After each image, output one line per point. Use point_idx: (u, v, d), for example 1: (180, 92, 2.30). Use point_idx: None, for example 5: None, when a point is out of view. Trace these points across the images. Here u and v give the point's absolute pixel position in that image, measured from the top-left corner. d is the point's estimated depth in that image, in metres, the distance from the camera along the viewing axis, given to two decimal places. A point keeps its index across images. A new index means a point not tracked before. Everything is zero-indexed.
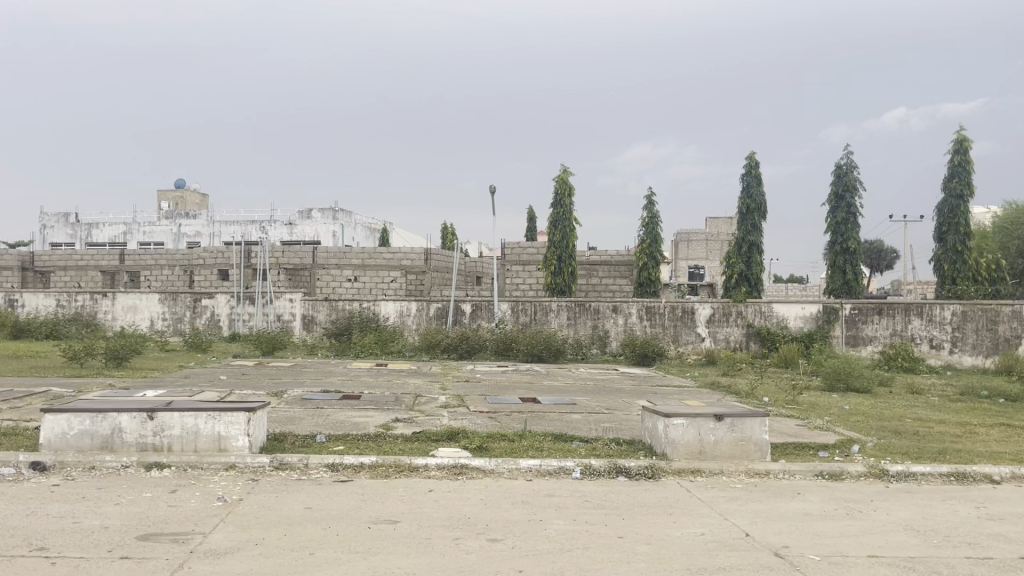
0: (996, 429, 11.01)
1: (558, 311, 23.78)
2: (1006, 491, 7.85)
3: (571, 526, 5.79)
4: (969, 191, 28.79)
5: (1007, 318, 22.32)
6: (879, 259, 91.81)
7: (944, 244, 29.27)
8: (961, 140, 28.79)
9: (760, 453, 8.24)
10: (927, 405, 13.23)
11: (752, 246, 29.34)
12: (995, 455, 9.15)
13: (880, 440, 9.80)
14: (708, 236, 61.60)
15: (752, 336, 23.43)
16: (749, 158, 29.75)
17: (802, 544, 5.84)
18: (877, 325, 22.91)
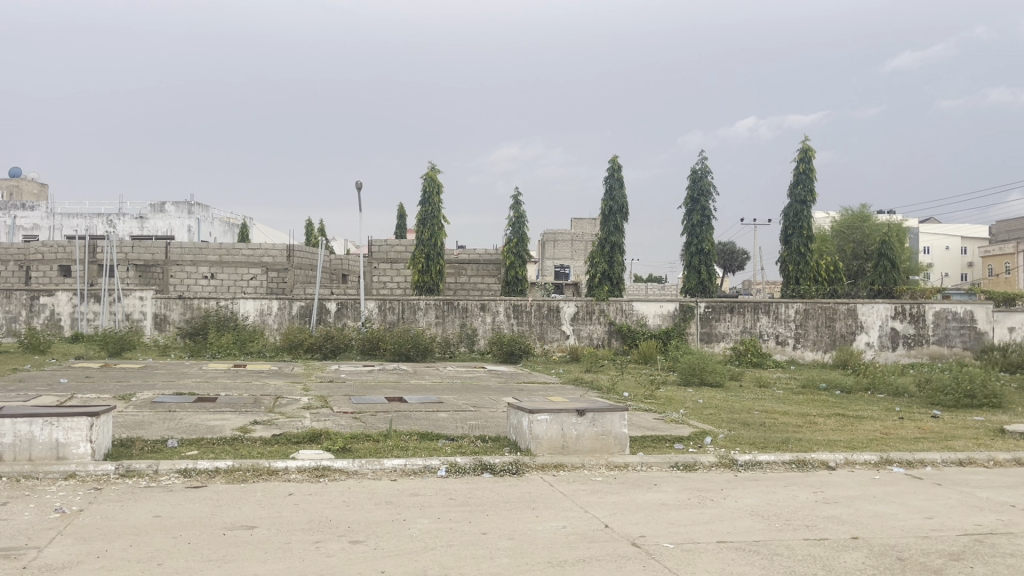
0: (832, 418, 11.87)
1: (426, 309, 23.72)
2: (841, 476, 8.49)
3: (435, 524, 5.79)
4: (811, 197, 30.96)
5: (843, 315, 24.07)
6: (732, 260, 96.96)
7: (789, 246, 31.25)
8: (805, 149, 30.91)
9: (620, 446, 8.52)
10: (773, 398, 14.09)
11: (614, 246, 30.25)
12: (831, 443, 9.88)
13: (730, 432, 10.36)
14: (573, 237, 62.99)
15: (614, 334, 24.17)
16: (613, 161, 30.65)
17: (657, 533, 6.07)
18: (729, 322, 24.12)
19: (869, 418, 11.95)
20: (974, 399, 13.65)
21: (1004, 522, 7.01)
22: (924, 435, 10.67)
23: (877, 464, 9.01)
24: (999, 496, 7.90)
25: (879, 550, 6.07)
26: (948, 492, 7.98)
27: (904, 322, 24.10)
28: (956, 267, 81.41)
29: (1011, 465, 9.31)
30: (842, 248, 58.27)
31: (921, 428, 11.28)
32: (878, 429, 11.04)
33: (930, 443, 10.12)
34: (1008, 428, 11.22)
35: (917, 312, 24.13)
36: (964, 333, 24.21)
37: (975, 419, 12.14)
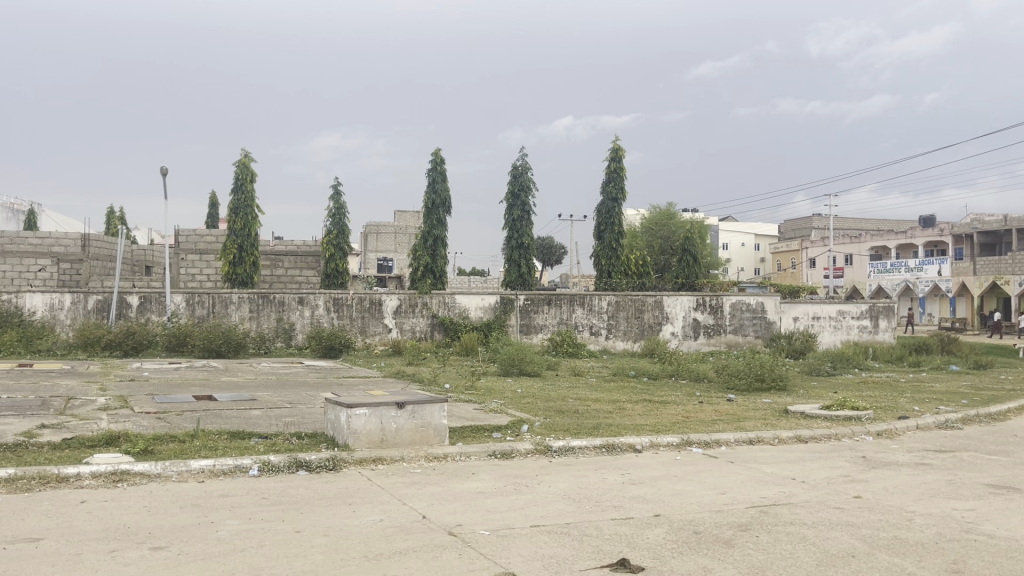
0: (640, 404, 12.60)
1: (240, 302, 22.70)
2: (646, 457, 9.04)
3: (245, 525, 5.59)
4: (622, 195, 32.65)
5: (651, 306, 25.50)
6: (550, 255, 100.11)
7: (602, 241, 32.71)
8: (617, 149, 32.50)
9: (440, 437, 8.61)
10: (587, 386, 14.72)
11: (437, 240, 30.37)
12: (638, 428, 10.48)
13: (545, 420, 10.72)
14: (396, 229, 62.50)
15: (436, 326, 24.27)
16: (436, 154, 30.70)
17: (473, 521, 6.20)
18: (547, 314, 24.92)
19: (673, 403, 12.79)
20: (764, 382, 14.93)
21: (785, 493, 7.75)
22: (720, 417, 11.57)
23: (678, 446, 9.67)
24: (782, 470, 8.72)
25: (677, 525, 6.53)
26: (739, 469, 8.70)
27: (705, 313, 25.93)
28: (750, 262, 88.57)
29: (793, 442, 10.30)
30: (651, 244, 61.81)
31: (718, 410, 12.22)
32: (680, 412, 11.86)
33: (725, 425, 10.98)
34: (791, 409, 12.41)
35: (716, 304, 26.02)
36: (756, 323, 26.40)
37: (763, 401, 13.32)
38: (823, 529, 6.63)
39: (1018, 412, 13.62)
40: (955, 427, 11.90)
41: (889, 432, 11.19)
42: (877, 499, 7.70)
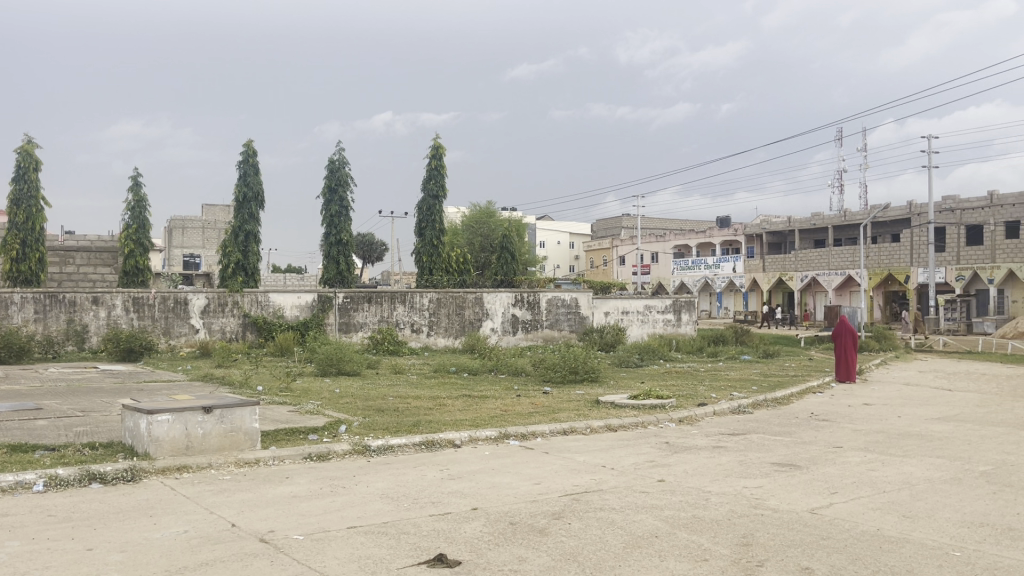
0: (459, 400, 12.71)
1: (23, 303, 20.58)
2: (465, 452, 9.14)
3: (28, 546, 5.09)
4: (443, 193, 32.85)
5: (471, 303, 25.78)
6: (370, 251, 98.87)
7: (422, 238, 32.71)
8: (437, 146, 32.64)
9: (251, 442, 8.26)
10: (406, 383, 14.65)
11: (248, 236, 29.15)
12: (458, 423, 10.58)
13: (364, 419, 10.56)
14: (204, 224, 59.24)
15: (248, 326, 23.27)
16: (247, 145, 29.38)
17: (287, 526, 6.00)
18: (367, 312, 24.57)
19: (491, 398, 13.02)
20: (578, 374, 15.52)
21: (596, 480, 8.11)
22: (536, 410, 11.90)
23: (496, 439, 9.85)
24: (593, 459, 9.11)
25: (494, 518, 6.65)
26: (554, 459, 9.00)
27: (523, 309, 26.59)
28: (565, 260, 91.81)
29: (603, 431, 10.79)
30: (471, 241, 62.54)
31: (534, 403, 12.58)
32: (499, 406, 12.08)
33: (541, 416, 11.32)
34: (602, 399, 13.00)
35: (534, 300, 26.75)
36: (571, 318, 27.41)
37: (577, 393, 13.87)
38: (630, 513, 6.99)
39: (799, 396, 15.03)
40: (746, 411, 12.98)
41: (690, 418, 11.99)
42: (678, 481, 8.22)
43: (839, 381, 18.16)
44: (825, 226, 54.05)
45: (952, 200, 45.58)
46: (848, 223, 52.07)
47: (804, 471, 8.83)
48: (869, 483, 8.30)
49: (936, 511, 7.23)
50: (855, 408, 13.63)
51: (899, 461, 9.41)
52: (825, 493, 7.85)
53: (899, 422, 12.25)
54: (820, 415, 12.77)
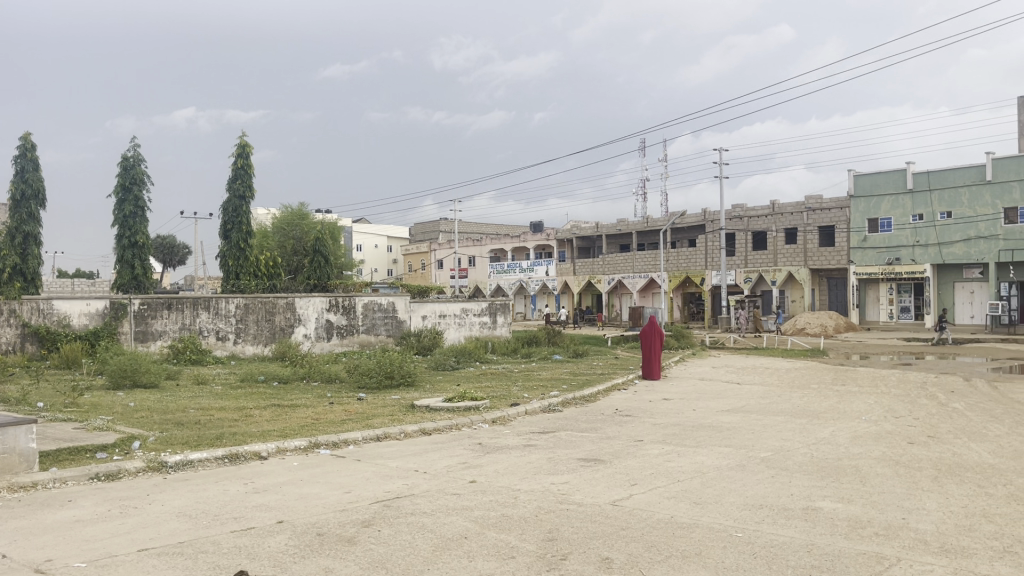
0: (268, 410, 12.21)
1: None
2: (272, 464, 8.82)
3: None
4: (250, 193, 31.59)
5: (282, 308, 24.82)
6: (172, 255, 93.18)
7: (229, 241, 31.24)
8: (244, 145, 31.32)
9: (26, 464, 7.53)
10: (208, 395, 13.89)
11: (27, 238, 26.59)
12: (265, 434, 10.19)
13: (161, 434, 9.90)
14: None
15: (29, 337, 21.25)
16: (24, 139, 26.73)
17: (66, 554, 5.52)
18: (166, 319, 23.04)
19: (302, 407, 12.62)
20: (394, 379, 15.42)
21: (408, 485, 8.08)
22: (349, 417, 11.68)
23: (306, 449, 9.57)
24: (406, 463, 9.08)
25: (301, 530, 6.45)
26: (366, 466, 8.88)
27: (337, 314, 26.00)
28: (383, 263, 90.91)
29: (417, 435, 10.78)
30: (283, 245, 60.42)
31: (347, 410, 12.33)
32: (309, 415, 11.73)
33: (354, 423, 11.12)
34: (416, 403, 12.97)
35: (348, 304, 26.25)
36: (387, 322, 27.14)
37: (392, 398, 13.78)
38: (440, 515, 7.02)
39: (605, 393, 15.76)
40: (556, 409, 13.44)
41: (503, 418, 12.23)
42: (490, 481, 8.36)
43: (644, 378, 19.19)
44: (630, 231, 57.05)
45: (739, 208, 49.43)
46: (651, 228, 55.27)
47: (608, 465, 9.27)
48: (665, 473, 8.84)
49: (722, 497, 7.81)
50: (656, 403, 14.48)
51: (692, 451, 10.10)
52: (626, 485, 8.28)
53: (693, 414, 13.15)
54: (624, 410, 13.45)
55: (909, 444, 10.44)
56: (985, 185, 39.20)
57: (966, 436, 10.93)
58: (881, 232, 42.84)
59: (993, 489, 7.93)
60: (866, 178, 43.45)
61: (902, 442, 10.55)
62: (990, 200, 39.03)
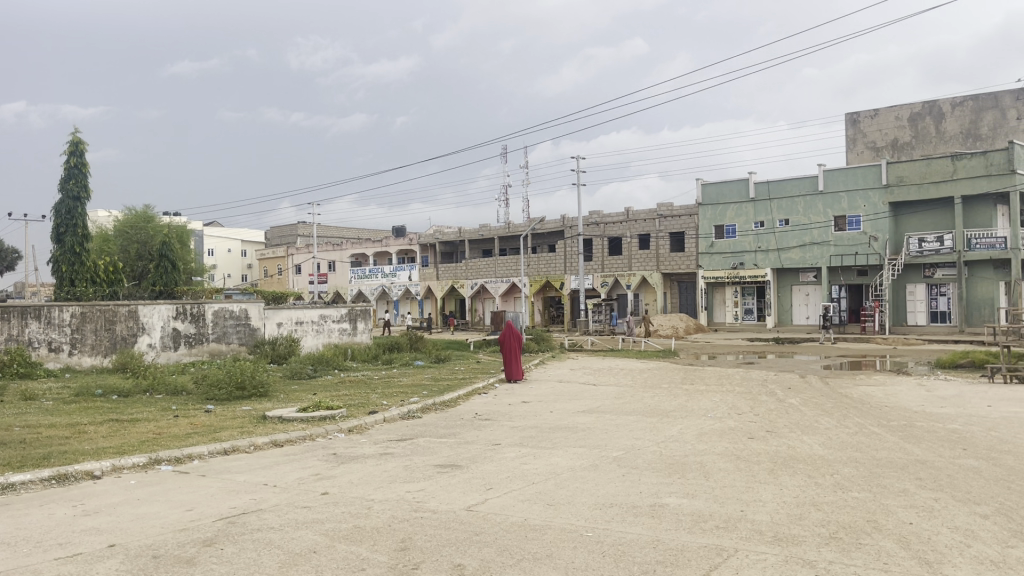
0: (104, 426, 11.42)
1: None
2: (106, 484, 8.26)
3: None
4: (86, 194, 29.69)
5: (124, 317, 23.32)
6: None
7: (61, 245, 29.18)
8: (79, 142, 29.45)
9: None
10: (37, 411, 12.85)
11: None
12: (101, 451, 9.54)
13: None
14: None
15: None
16: None
17: None
18: None
19: (143, 421, 11.91)
20: (245, 390, 14.84)
21: (255, 500, 7.76)
22: (195, 430, 11.12)
23: (145, 466, 9.04)
24: (255, 477, 8.73)
25: (135, 553, 6.06)
26: (211, 482, 8.47)
27: (185, 322, 24.76)
28: (236, 268, 87.49)
29: (267, 447, 10.38)
30: (126, 249, 56.95)
31: (192, 423, 11.72)
32: (151, 430, 11.07)
33: (200, 437, 10.60)
34: (268, 414, 12.52)
35: (197, 312, 25.08)
36: (240, 330, 26.15)
37: (242, 409, 13.21)
38: (288, 530, 6.78)
39: (465, 398, 15.78)
40: (415, 416, 13.32)
41: (359, 427, 11.99)
42: (343, 492, 8.17)
43: (504, 381, 19.38)
44: (491, 237, 57.57)
45: (596, 215, 50.94)
46: (512, 234, 56.00)
47: (464, 471, 9.26)
48: (520, 476, 8.93)
49: (575, 497, 7.97)
50: (515, 406, 14.64)
51: (548, 453, 10.27)
52: (481, 490, 8.29)
53: (550, 416, 13.38)
54: (483, 415, 13.49)
55: (750, 439, 11.03)
56: (818, 195, 42.17)
57: (799, 430, 11.70)
58: (726, 238, 45.21)
59: (821, 478, 8.51)
60: (712, 187, 45.75)
61: (742, 437, 11.15)
62: (822, 209, 42.02)
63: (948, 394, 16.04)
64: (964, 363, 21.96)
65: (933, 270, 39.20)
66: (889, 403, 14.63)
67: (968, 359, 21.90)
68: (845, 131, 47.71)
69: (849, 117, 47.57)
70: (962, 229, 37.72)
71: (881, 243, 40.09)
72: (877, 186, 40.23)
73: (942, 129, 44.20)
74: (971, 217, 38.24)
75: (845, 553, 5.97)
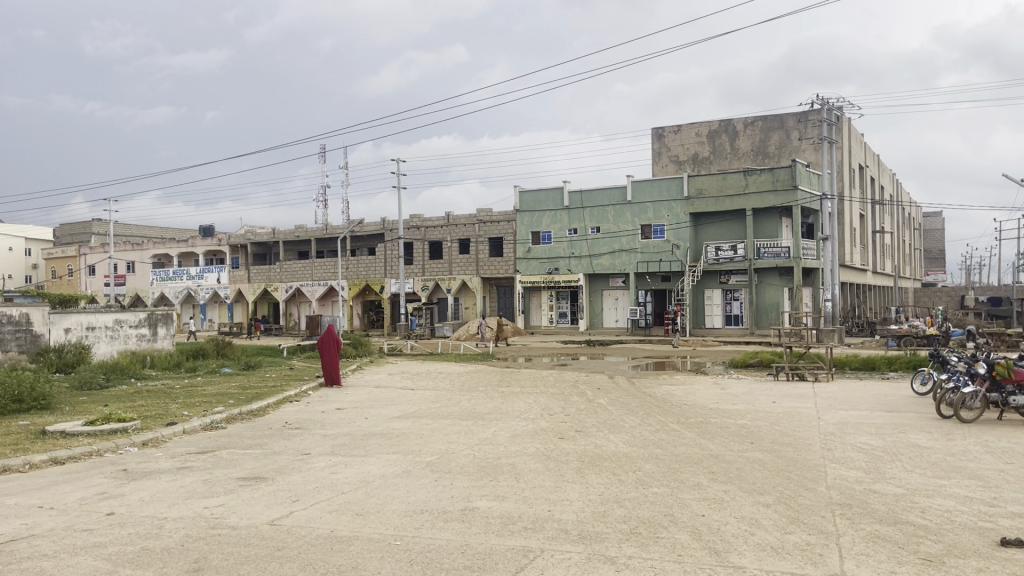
0: None
1: None
2: None
3: None
4: None
5: None
6: None
7: None
8: None
9: None
10: None
11: None
12: None
13: None
14: None
15: None
16: None
17: None
18: None
19: None
20: (22, 403, 13.43)
21: (27, 526, 6.98)
22: None
23: None
24: (29, 500, 7.85)
25: None
26: None
27: None
28: (20, 269, 79.38)
29: (46, 466, 9.42)
30: None
31: None
32: None
33: None
34: (49, 428, 11.38)
35: None
36: (18, 336, 23.71)
37: (19, 424, 11.94)
38: (64, 557, 6.14)
39: (275, 406, 15.13)
40: (218, 426, 12.58)
41: (155, 440, 11.15)
42: (131, 512, 7.53)
43: (328, 386, 18.89)
44: (308, 238, 55.86)
45: (416, 218, 50.82)
46: (330, 236, 54.62)
47: (269, 483, 8.83)
48: (329, 486, 8.64)
49: (385, 505, 7.81)
50: (328, 414, 14.19)
51: (359, 461, 10.02)
52: (287, 502, 7.94)
53: (365, 423, 13.10)
54: (293, 424, 12.98)
55: (559, 439, 11.33)
56: (627, 205, 44.37)
57: (606, 428, 12.17)
58: (542, 245, 46.51)
59: (624, 475, 8.85)
60: (530, 194, 46.95)
61: (553, 437, 11.43)
62: (631, 217, 44.24)
63: (739, 391, 17.35)
64: (753, 363, 23.86)
65: (728, 276, 42.23)
66: (688, 401, 15.55)
67: (757, 359, 23.82)
68: (651, 144, 50.65)
69: (655, 132, 50.55)
70: (753, 239, 40.97)
71: (682, 251, 42.76)
72: (680, 198, 42.94)
73: (736, 146, 47.88)
74: (761, 229, 41.63)
75: (643, 547, 6.21)
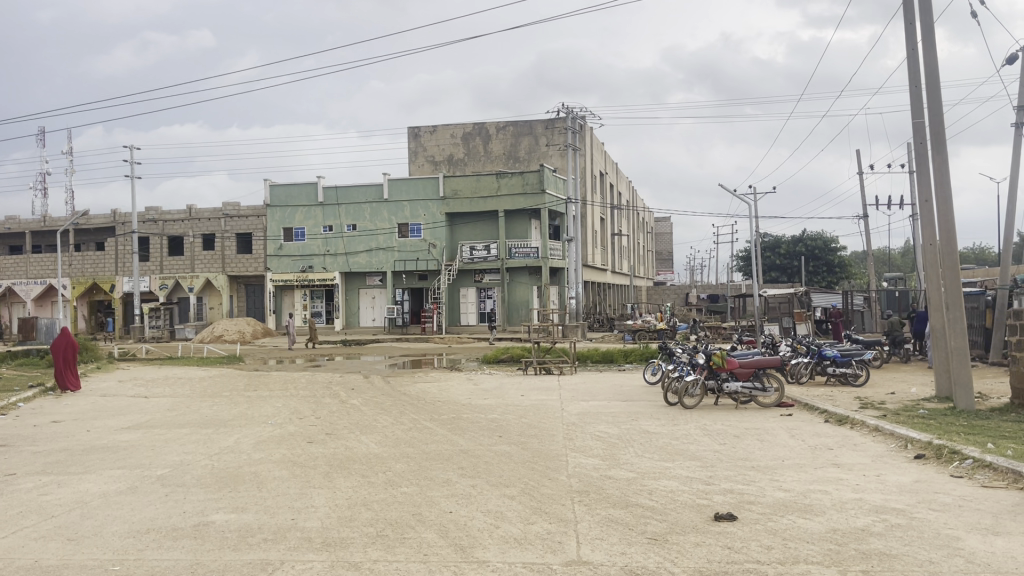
0: None
1: None
2: None
3: None
4: None
5: None
6: None
7: None
8: None
9: None
10: None
11: None
12: None
13: None
14: None
15: None
16: None
17: None
18: None
19: None
20: None
21: None
22: None
23: None
24: None
25: None
26: None
27: None
28: None
29: None
30: None
31: None
32: None
33: None
34: None
35: None
36: None
37: None
38: None
39: None
40: None
41: None
42: None
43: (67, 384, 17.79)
44: (22, 231, 49.63)
45: (153, 211, 46.98)
46: (49, 228, 48.91)
47: None
48: (36, 510, 7.59)
49: (104, 527, 7.00)
50: (40, 428, 12.56)
51: (76, 479, 8.95)
52: None
53: (87, 436, 11.75)
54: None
55: (308, 443, 10.90)
56: (383, 203, 44.08)
57: (358, 429, 11.92)
58: (295, 241, 44.91)
59: (374, 477, 8.67)
60: (280, 189, 45.04)
61: (301, 442, 10.94)
62: (387, 216, 44.03)
63: (490, 386, 17.82)
64: (504, 358, 24.69)
65: (481, 275, 43.33)
66: (441, 398, 15.71)
67: (508, 354, 24.66)
68: (407, 143, 50.80)
69: (411, 131, 50.73)
70: (505, 239, 42.42)
71: (438, 250, 43.29)
72: (435, 198, 43.45)
73: (488, 150, 49.40)
74: (512, 229, 43.26)
75: (389, 550, 6.08)
